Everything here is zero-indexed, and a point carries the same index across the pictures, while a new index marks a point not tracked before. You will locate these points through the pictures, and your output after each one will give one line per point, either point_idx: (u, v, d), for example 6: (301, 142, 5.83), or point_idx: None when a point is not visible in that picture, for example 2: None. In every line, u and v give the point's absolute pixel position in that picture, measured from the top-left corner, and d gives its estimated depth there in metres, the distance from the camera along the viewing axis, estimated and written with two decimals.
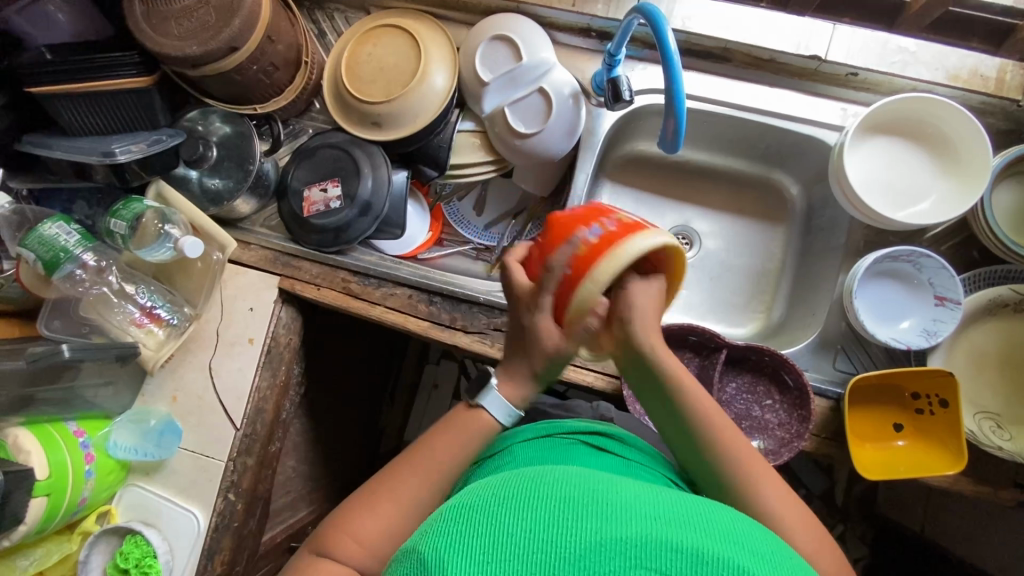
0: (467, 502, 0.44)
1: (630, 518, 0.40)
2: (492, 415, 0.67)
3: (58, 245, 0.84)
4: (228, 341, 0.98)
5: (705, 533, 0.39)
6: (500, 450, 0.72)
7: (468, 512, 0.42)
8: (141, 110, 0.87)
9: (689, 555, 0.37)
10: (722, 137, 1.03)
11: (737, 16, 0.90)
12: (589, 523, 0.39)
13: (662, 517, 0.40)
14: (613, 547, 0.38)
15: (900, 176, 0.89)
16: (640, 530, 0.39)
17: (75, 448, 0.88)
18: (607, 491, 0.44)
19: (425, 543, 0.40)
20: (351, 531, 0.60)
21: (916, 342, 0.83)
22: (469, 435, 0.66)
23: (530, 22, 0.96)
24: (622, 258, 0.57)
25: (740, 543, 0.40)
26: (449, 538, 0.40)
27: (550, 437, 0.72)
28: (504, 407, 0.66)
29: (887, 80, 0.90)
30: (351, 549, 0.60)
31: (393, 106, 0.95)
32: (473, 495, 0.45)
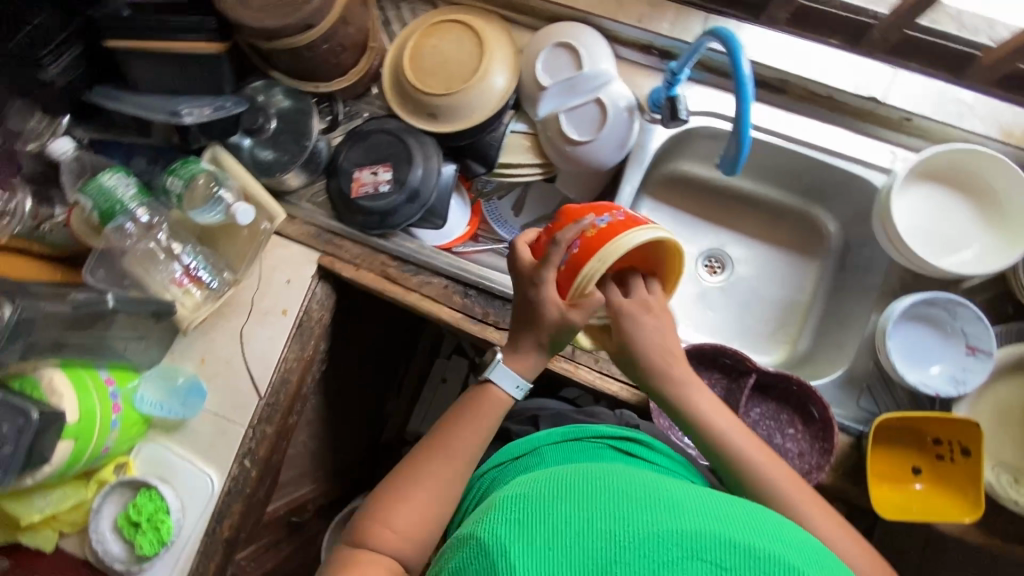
0: (525, 496, 0.48)
1: (682, 517, 0.44)
2: (501, 389, 0.69)
3: (115, 197, 0.87)
4: (263, 310, 0.99)
5: (751, 531, 0.44)
6: (529, 450, 0.74)
7: (528, 506, 0.46)
8: (207, 74, 0.88)
9: (741, 548, 0.41)
10: (767, 167, 1.05)
11: (799, 50, 0.93)
12: (645, 519, 0.44)
13: (710, 516, 0.45)
14: (674, 540, 0.42)
15: (943, 224, 0.90)
16: (692, 526, 0.43)
17: (105, 396, 0.89)
18: (655, 491, 0.48)
19: (493, 532, 0.44)
20: (386, 522, 0.62)
21: (944, 389, 0.84)
22: (489, 413, 0.69)
23: (593, 32, 0.97)
24: (623, 246, 0.60)
25: (786, 542, 0.44)
26: (517, 526, 0.44)
27: (579, 440, 0.74)
28: (512, 380, 0.68)
29: (941, 129, 0.91)
30: (388, 540, 0.61)
31: (452, 100, 0.96)
32: (528, 489, 0.49)
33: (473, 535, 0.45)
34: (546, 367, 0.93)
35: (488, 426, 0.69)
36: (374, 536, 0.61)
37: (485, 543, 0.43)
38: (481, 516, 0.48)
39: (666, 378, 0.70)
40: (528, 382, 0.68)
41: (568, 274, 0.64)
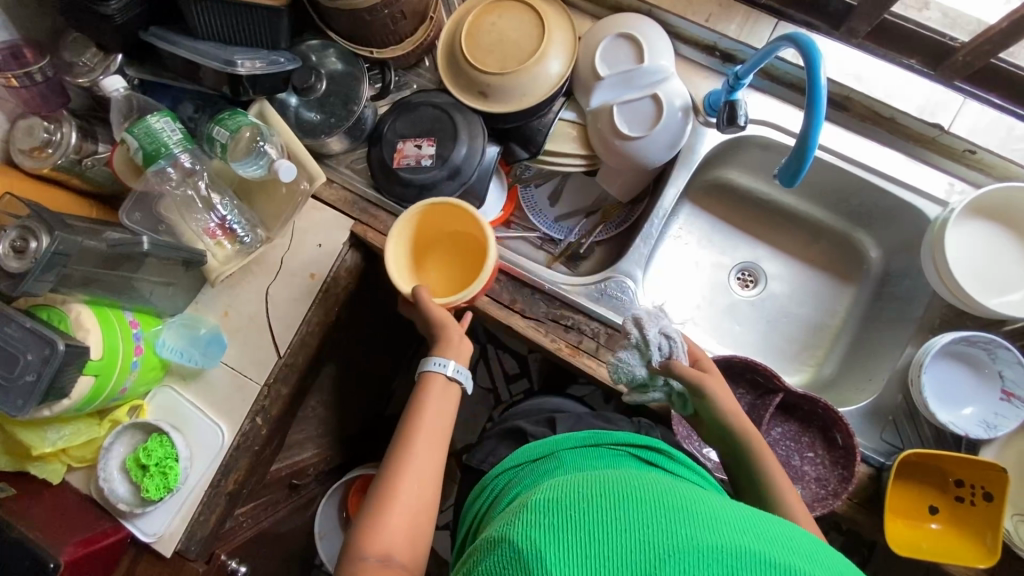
0: (561, 499, 0.50)
1: (719, 531, 0.46)
2: (430, 372, 0.76)
3: (161, 140, 0.85)
4: (291, 271, 0.99)
5: (787, 550, 0.45)
6: (548, 453, 0.73)
7: (564, 512, 0.49)
8: (267, 29, 0.89)
9: (778, 568, 0.43)
10: (815, 184, 1.02)
11: (867, 68, 0.90)
12: (682, 531, 0.46)
13: (747, 533, 0.46)
14: (711, 556, 0.43)
15: (993, 263, 0.87)
16: (729, 542, 0.45)
17: (128, 336, 0.89)
18: (691, 502, 0.50)
19: (532, 541, 0.46)
20: (373, 529, 0.63)
21: (974, 431, 0.82)
22: (439, 397, 0.75)
23: (657, 26, 0.95)
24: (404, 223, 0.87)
25: (820, 561, 0.45)
26: (556, 539, 0.46)
27: (598, 448, 0.73)
28: (430, 360, 0.77)
29: (1004, 165, 0.88)
30: (379, 544, 0.62)
31: (505, 80, 0.95)
32: (562, 492, 0.52)
33: (509, 537, 0.48)
34: (567, 361, 0.93)
35: (444, 408, 0.74)
36: (366, 544, 0.62)
37: (522, 547, 0.46)
38: (516, 518, 0.51)
39: (733, 431, 0.74)
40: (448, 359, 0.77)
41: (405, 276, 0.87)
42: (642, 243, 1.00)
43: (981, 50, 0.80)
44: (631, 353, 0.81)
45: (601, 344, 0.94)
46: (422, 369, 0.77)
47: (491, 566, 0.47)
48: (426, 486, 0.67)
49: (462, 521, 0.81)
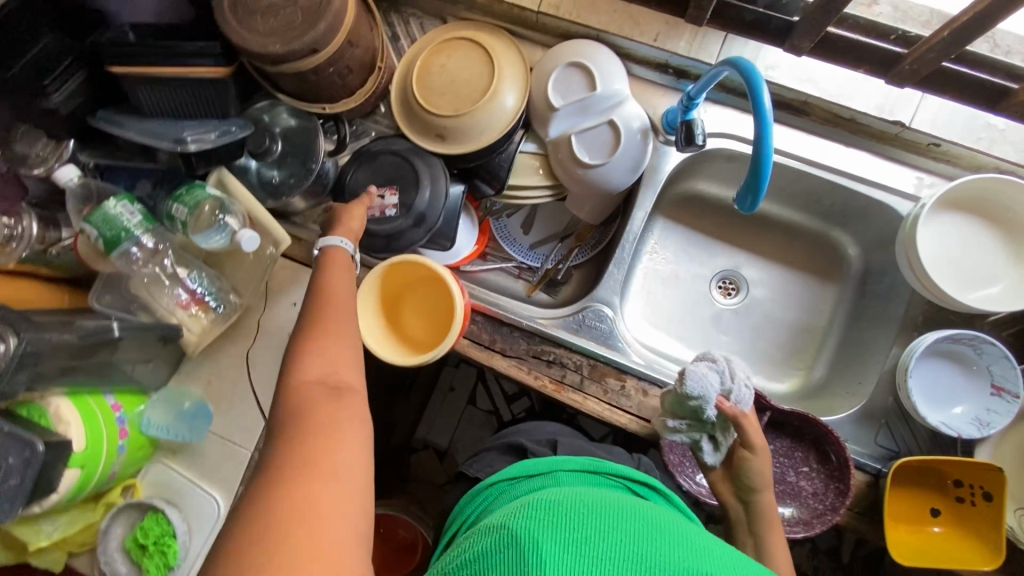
0: (566, 506, 0.55)
1: (705, 561, 0.52)
2: (334, 246, 0.78)
3: (121, 225, 0.84)
4: (269, 333, 0.98)
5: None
6: (547, 471, 0.73)
7: (566, 518, 0.53)
8: (214, 98, 0.86)
9: None
10: (785, 189, 1.01)
11: (822, 72, 0.88)
12: (674, 554, 0.51)
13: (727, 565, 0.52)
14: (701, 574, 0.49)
15: (969, 256, 0.86)
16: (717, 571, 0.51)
17: (111, 421, 0.89)
18: (681, 533, 0.55)
19: (539, 536, 0.50)
20: (307, 360, 0.65)
21: (967, 431, 0.81)
22: (346, 259, 0.77)
23: (608, 51, 0.94)
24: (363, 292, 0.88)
25: None
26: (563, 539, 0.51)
27: (596, 474, 0.73)
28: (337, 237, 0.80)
29: (970, 155, 0.87)
30: (318, 369, 0.64)
31: (460, 121, 0.93)
32: (565, 500, 0.56)
33: (514, 530, 0.52)
34: (552, 398, 0.92)
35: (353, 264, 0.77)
36: (298, 381, 0.62)
37: (524, 537, 0.50)
38: (517, 517, 0.55)
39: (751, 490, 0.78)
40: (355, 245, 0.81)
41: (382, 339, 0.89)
42: (616, 268, 1.00)
43: (926, 58, 0.75)
44: (714, 373, 0.78)
45: (585, 376, 0.92)
46: (326, 244, 0.79)
47: (495, 557, 0.50)
48: (351, 323, 0.70)
49: (444, 534, 0.80)
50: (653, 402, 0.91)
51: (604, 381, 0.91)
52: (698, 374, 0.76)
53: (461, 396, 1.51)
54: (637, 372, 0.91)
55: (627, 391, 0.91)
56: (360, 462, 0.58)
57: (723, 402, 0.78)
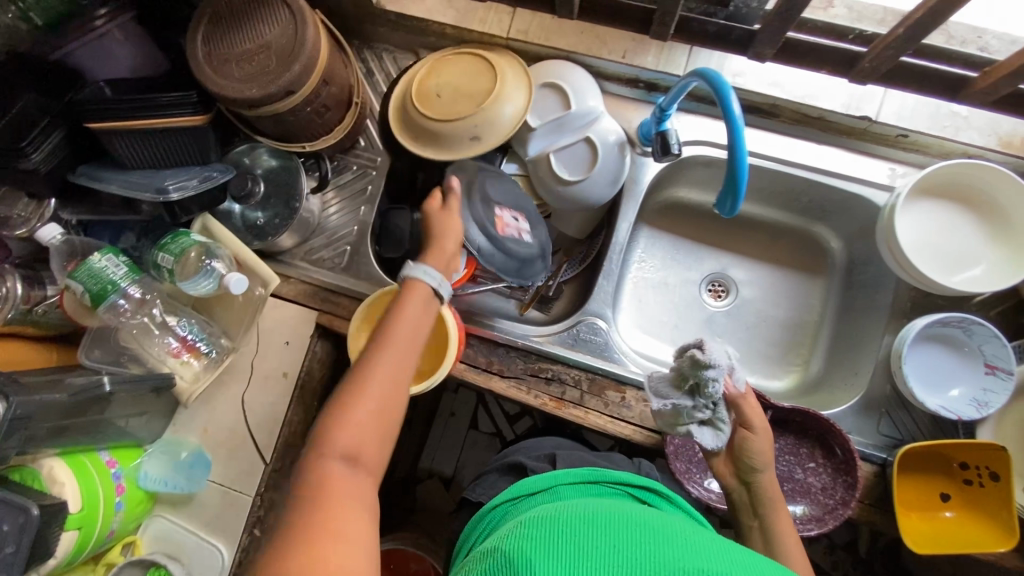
0: (559, 522, 0.55)
1: (703, 557, 0.51)
2: (418, 279, 0.74)
3: (107, 278, 0.83)
4: (263, 374, 0.97)
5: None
6: (547, 487, 0.74)
7: (559, 533, 0.53)
8: (195, 146, 0.87)
9: None
10: (764, 190, 1.03)
11: (787, 75, 0.91)
12: (671, 555, 0.51)
13: (726, 558, 0.51)
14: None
15: (950, 239, 0.88)
16: (716, 567, 0.49)
17: (107, 479, 0.87)
18: (681, 534, 0.54)
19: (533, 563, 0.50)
20: (338, 429, 0.63)
21: (966, 412, 0.82)
22: (419, 303, 0.73)
23: (581, 71, 0.96)
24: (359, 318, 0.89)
25: None
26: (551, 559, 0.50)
27: (597, 485, 0.74)
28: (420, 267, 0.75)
29: (938, 143, 0.89)
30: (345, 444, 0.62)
31: (487, 109, 0.90)
32: (559, 517, 0.56)
33: (509, 552, 0.53)
34: (554, 415, 0.91)
35: (426, 310, 0.73)
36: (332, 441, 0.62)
37: (518, 558, 0.51)
38: (513, 537, 0.55)
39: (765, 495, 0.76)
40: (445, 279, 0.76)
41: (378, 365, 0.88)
42: (605, 280, 1.01)
43: (886, 54, 0.77)
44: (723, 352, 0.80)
45: (584, 391, 0.92)
46: (409, 273, 0.75)
47: None
48: (391, 396, 0.67)
49: (455, 561, 0.79)
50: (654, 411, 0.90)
51: (604, 394, 0.91)
52: (716, 348, 0.77)
53: (462, 420, 1.50)
54: (638, 382, 0.91)
55: (628, 402, 0.91)
56: (368, 547, 0.56)
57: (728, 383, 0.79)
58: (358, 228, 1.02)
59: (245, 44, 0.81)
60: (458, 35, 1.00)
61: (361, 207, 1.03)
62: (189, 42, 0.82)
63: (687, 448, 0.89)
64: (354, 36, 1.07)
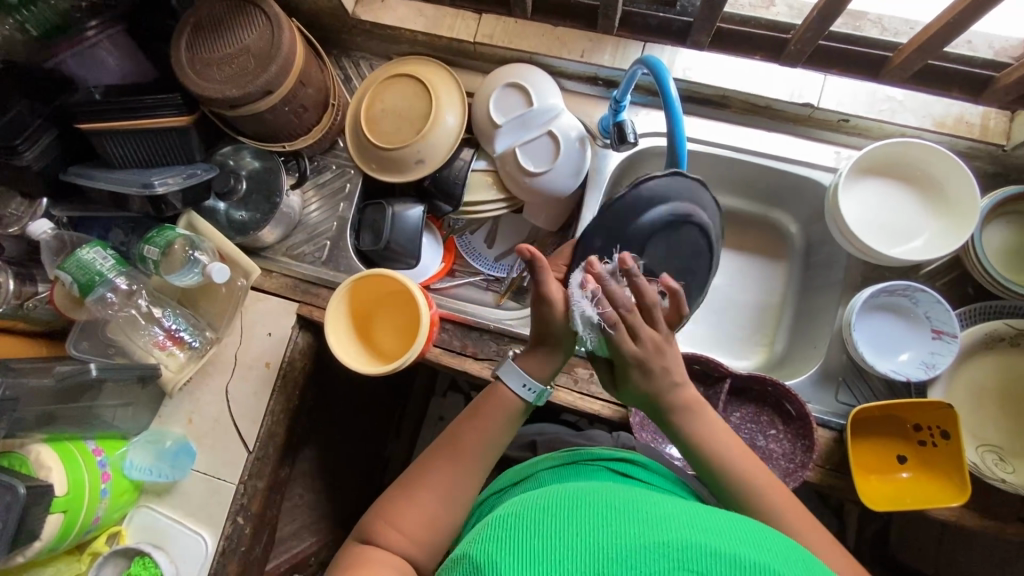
0: (520, 512, 0.51)
1: (668, 528, 0.46)
2: (513, 389, 0.70)
3: (94, 269, 0.89)
4: (245, 365, 1.01)
5: (735, 541, 0.46)
6: (528, 475, 0.71)
7: (519, 524, 0.49)
8: (179, 146, 0.93)
9: (726, 557, 0.43)
10: (723, 178, 1.08)
11: (733, 65, 0.96)
12: (635, 530, 0.46)
13: (696, 528, 0.47)
14: (659, 549, 0.44)
15: (890, 214, 0.94)
16: (681, 538, 0.45)
17: (93, 466, 0.89)
18: (648, 507, 0.50)
19: (486, 555, 0.46)
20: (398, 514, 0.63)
21: (915, 374, 0.87)
22: (501, 413, 0.70)
23: (540, 71, 1.02)
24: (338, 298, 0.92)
25: (776, 552, 0.45)
26: (504, 545, 0.47)
27: (575, 464, 0.70)
28: (519, 378, 0.70)
29: (877, 126, 0.95)
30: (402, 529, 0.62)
31: (427, 136, 1.00)
32: (520, 507, 0.52)
33: (467, 554, 0.48)
34: None
35: (509, 427, 0.70)
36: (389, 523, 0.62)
37: (478, 559, 0.46)
38: (473, 538, 0.50)
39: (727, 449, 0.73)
40: (537, 382, 0.70)
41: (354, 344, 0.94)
42: None
43: (806, 37, 0.83)
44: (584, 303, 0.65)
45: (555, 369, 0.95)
46: (504, 377, 0.71)
47: None
48: (456, 496, 0.65)
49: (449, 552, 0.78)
50: None
51: (574, 371, 0.95)
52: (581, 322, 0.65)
53: None
54: None
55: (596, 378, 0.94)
56: None
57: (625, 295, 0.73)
58: (337, 223, 1.06)
59: (225, 48, 0.88)
60: (428, 41, 1.07)
61: (340, 203, 1.07)
62: (173, 49, 0.89)
63: (653, 418, 0.94)
64: (333, 46, 1.14)
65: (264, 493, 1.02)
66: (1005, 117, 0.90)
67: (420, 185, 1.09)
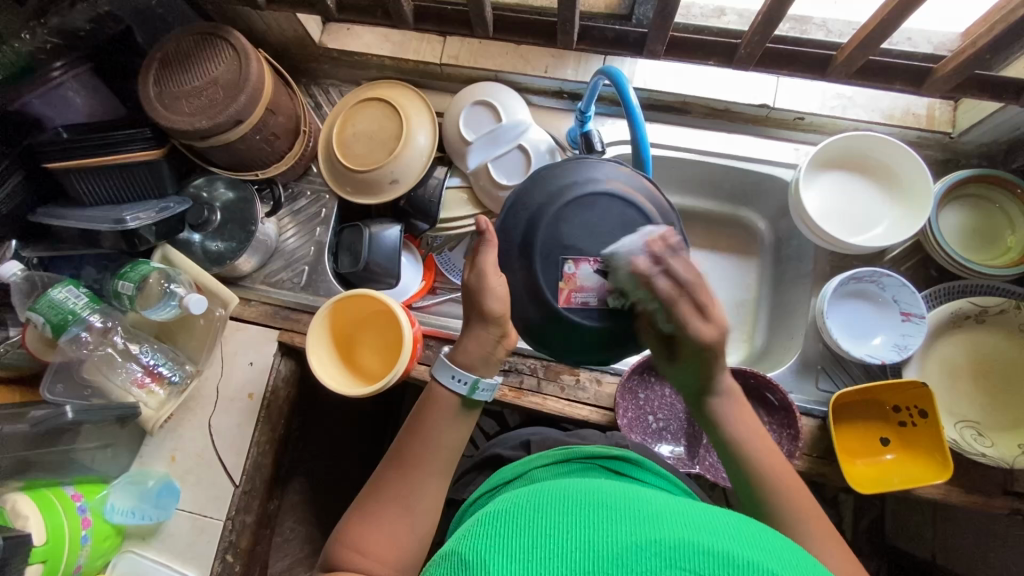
0: (510, 511, 0.51)
1: (660, 526, 0.46)
2: (446, 387, 0.65)
3: (67, 308, 0.88)
4: (228, 397, 0.99)
5: (725, 538, 0.45)
6: (519, 475, 0.71)
7: (511, 522, 0.48)
8: (151, 179, 0.94)
9: (717, 555, 0.43)
10: (690, 181, 1.11)
11: (689, 75, 1.02)
12: (625, 529, 0.46)
13: (684, 525, 0.46)
14: (649, 547, 0.44)
15: (850, 204, 0.98)
16: (670, 536, 0.45)
17: (72, 512, 0.87)
18: (640, 505, 0.50)
19: (480, 555, 0.45)
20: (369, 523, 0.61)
21: (889, 357, 0.89)
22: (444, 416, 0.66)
23: (507, 87, 1.05)
24: (323, 314, 0.92)
25: (765, 547, 0.45)
26: (493, 545, 0.46)
27: (566, 463, 0.69)
28: (450, 372, 0.65)
29: (830, 122, 1.00)
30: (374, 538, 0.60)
31: (400, 157, 1.01)
32: (511, 507, 0.51)
33: (457, 550, 0.47)
34: (515, 405, 0.94)
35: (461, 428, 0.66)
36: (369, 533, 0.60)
37: (470, 557, 0.45)
38: (464, 534, 0.50)
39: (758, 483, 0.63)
40: (469, 375, 0.65)
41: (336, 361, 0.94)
42: None
43: (754, 41, 0.86)
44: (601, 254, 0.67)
45: (541, 378, 0.95)
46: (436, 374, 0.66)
47: None
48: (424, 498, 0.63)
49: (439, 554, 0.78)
50: (608, 390, 0.95)
51: (560, 379, 0.95)
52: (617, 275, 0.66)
53: None
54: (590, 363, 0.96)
55: (582, 384, 0.95)
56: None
57: (565, 297, 0.67)
58: (315, 248, 1.07)
59: (193, 81, 0.89)
60: (396, 65, 1.10)
61: (316, 228, 1.07)
62: (140, 84, 0.89)
63: (642, 420, 0.95)
64: (302, 75, 1.15)
65: (254, 528, 0.99)
66: (948, 106, 0.97)
67: (396, 205, 1.10)
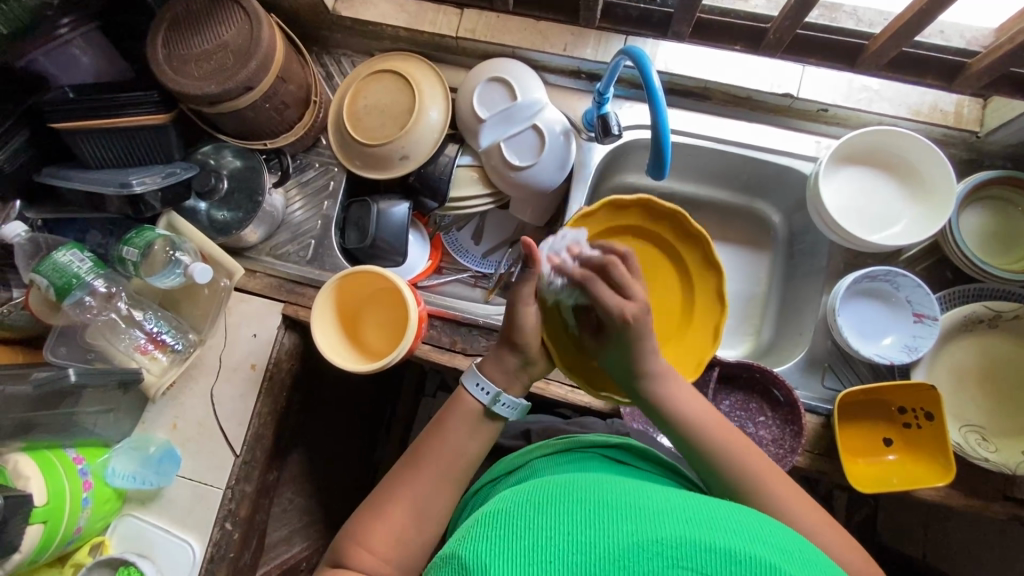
0: (509, 509, 0.50)
1: (662, 525, 0.46)
2: (495, 410, 0.70)
3: (71, 271, 0.88)
4: (231, 367, 0.99)
5: (726, 533, 0.45)
6: (522, 465, 0.72)
7: (512, 519, 0.48)
8: (158, 144, 0.92)
9: (718, 552, 0.42)
10: (705, 169, 1.09)
11: (714, 58, 0.98)
12: (627, 527, 0.46)
13: (687, 523, 0.46)
14: (651, 547, 0.43)
15: (869, 202, 0.96)
16: (673, 535, 0.44)
17: (73, 474, 0.87)
18: (642, 502, 0.49)
19: (477, 554, 0.45)
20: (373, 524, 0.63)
21: (897, 357, 0.88)
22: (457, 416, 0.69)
23: (523, 64, 1.02)
24: (324, 294, 0.91)
25: (768, 540, 0.45)
26: (494, 544, 0.46)
27: (567, 452, 0.71)
28: (500, 398, 0.69)
29: (855, 115, 0.97)
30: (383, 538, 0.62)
31: (412, 134, 0.99)
32: (511, 504, 0.51)
33: (457, 552, 0.47)
34: None
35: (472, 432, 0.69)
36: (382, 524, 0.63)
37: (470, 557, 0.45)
38: (465, 534, 0.50)
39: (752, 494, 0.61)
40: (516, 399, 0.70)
41: (344, 343, 0.94)
42: None
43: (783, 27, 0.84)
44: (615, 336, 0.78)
45: None
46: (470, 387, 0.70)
47: None
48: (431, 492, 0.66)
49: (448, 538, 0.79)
50: None
51: None
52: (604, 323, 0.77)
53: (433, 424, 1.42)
54: None
55: None
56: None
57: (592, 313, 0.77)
58: (322, 222, 1.05)
59: (203, 44, 0.87)
60: (411, 37, 1.07)
61: (324, 202, 1.06)
62: (149, 46, 0.87)
63: None
64: (313, 43, 1.12)
65: (254, 498, 1.00)
66: (978, 105, 0.93)
67: (405, 181, 1.08)
